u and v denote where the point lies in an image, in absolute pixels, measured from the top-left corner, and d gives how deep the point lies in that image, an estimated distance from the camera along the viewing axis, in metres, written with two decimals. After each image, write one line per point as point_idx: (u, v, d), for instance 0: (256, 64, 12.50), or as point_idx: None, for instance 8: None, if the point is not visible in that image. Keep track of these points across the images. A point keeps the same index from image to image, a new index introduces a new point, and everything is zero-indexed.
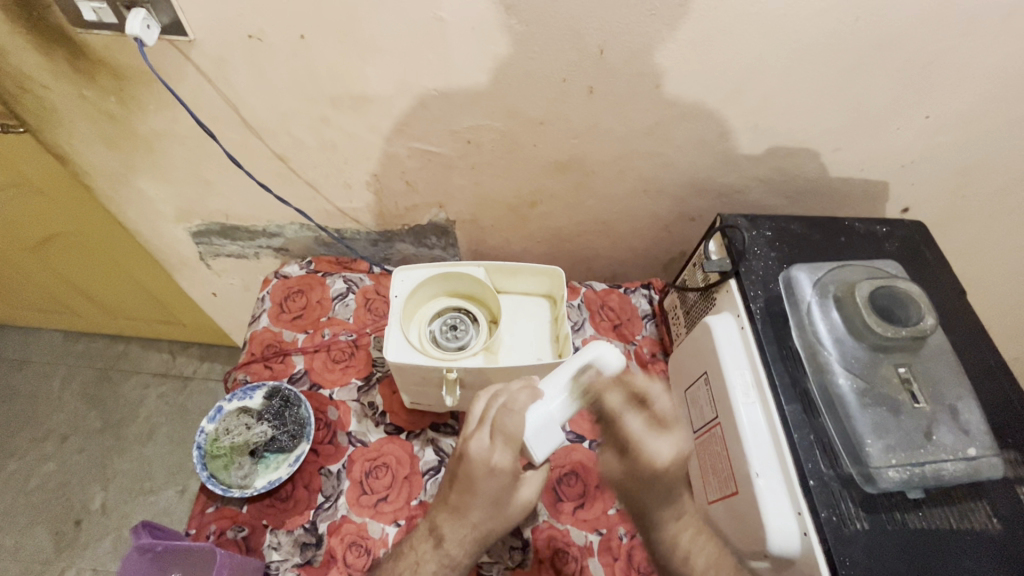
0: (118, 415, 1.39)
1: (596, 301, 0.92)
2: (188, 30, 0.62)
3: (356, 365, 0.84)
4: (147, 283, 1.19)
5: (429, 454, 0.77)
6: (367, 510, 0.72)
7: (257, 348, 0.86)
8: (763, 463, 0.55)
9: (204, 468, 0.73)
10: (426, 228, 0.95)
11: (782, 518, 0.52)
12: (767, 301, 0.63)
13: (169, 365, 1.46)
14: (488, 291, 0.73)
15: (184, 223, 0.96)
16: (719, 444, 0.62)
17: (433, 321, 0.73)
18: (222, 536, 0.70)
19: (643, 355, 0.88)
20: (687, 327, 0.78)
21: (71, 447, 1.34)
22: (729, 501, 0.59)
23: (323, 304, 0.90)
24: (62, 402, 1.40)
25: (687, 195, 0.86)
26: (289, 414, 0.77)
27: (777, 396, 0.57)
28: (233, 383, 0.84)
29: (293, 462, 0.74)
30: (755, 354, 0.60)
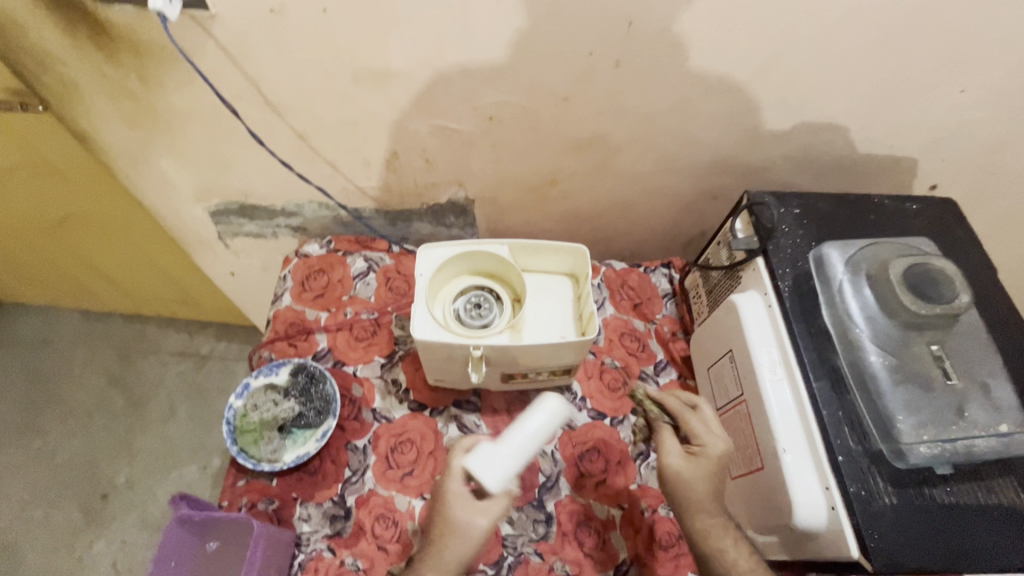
0: (140, 393, 1.41)
1: (616, 280, 0.92)
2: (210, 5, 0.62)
3: (378, 343, 0.85)
4: (165, 262, 1.19)
5: (453, 430, 0.79)
6: (393, 484, 0.74)
7: (280, 326, 0.87)
8: (790, 440, 0.55)
9: (235, 442, 0.75)
10: (444, 207, 0.95)
11: (808, 493, 0.52)
12: (795, 279, 0.62)
13: (188, 345, 1.48)
14: (512, 269, 0.73)
15: (203, 203, 0.97)
16: (743, 421, 0.63)
17: (457, 300, 0.73)
18: (253, 508, 0.72)
19: (663, 334, 0.88)
20: (709, 306, 0.78)
21: (96, 423, 1.37)
22: (754, 477, 0.60)
23: (344, 283, 0.91)
24: (85, 381, 1.42)
25: (710, 172, 0.85)
26: (315, 390, 0.78)
27: (806, 373, 0.57)
28: (258, 361, 0.85)
29: (321, 437, 0.76)
30: (782, 332, 0.60)
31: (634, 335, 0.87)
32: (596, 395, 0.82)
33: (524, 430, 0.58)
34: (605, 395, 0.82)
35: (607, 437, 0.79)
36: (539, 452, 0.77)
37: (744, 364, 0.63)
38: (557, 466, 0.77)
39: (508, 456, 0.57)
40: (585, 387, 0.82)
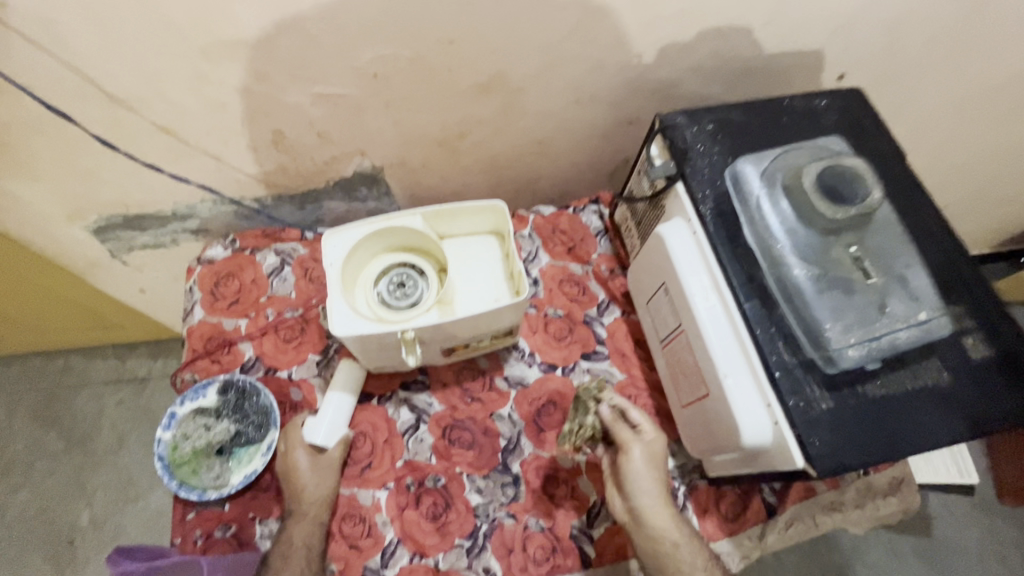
0: (81, 431, 1.31)
1: (547, 227, 0.88)
2: None
3: (309, 340, 0.80)
4: (63, 292, 1.06)
5: (405, 413, 0.76)
6: (354, 480, 0.72)
7: (198, 343, 0.80)
8: (730, 363, 0.55)
9: (172, 478, 0.70)
10: (352, 180, 0.87)
11: (752, 412, 0.53)
12: (716, 201, 0.60)
13: (121, 370, 1.36)
14: (430, 240, 0.68)
15: (79, 222, 0.85)
16: (685, 350, 0.63)
17: (379, 283, 0.68)
18: (210, 538, 0.68)
19: (602, 273, 0.86)
20: (641, 239, 0.77)
21: (40, 471, 1.27)
22: (702, 403, 0.61)
23: (259, 283, 0.84)
24: (14, 431, 1.30)
25: (622, 97, 0.80)
26: (249, 405, 0.74)
27: (736, 295, 0.56)
28: (183, 385, 0.78)
29: (267, 452, 0.72)
30: (710, 256, 0.59)
31: (573, 281, 0.85)
32: (544, 348, 0.81)
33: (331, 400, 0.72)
34: (552, 347, 0.81)
35: (561, 388, 0.78)
36: (496, 417, 0.76)
37: (678, 296, 0.62)
38: (516, 427, 0.76)
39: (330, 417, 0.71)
40: (532, 342, 0.81)
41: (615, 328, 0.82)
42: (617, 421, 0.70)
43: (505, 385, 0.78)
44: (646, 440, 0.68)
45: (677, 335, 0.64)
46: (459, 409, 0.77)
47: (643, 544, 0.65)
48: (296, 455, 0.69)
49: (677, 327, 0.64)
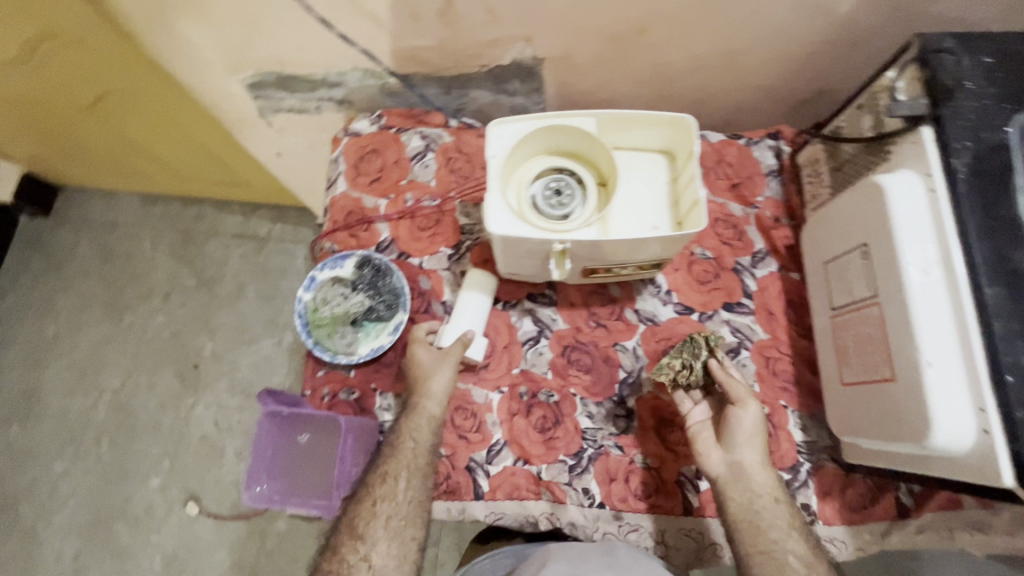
0: (209, 272, 1.43)
1: (712, 156, 0.78)
2: None
3: (442, 232, 0.79)
4: (211, 142, 1.11)
5: (527, 324, 0.75)
6: (470, 377, 0.73)
7: (339, 215, 0.81)
8: (937, 352, 0.47)
9: (309, 335, 0.73)
10: (507, 70, 0.80)
11: (952, 411, 0.46)
12: (977, 156, 0.48)
13: (245, 227, 1.45)
14: (599, 146, 0.61)
15: (237, 73, 0.85)
16: (871, 326, 0.55)
17: (534, 184, 0.63)
18: (335, 397, 0.72)
19: (764, 220, 0.76)
20: (834, 189, 0.65)
21: (175, 301, 1.41)
22: (874, 387, 0.54)
23: (400, 165, 0.82)
24: (156, 262, 1.44)
25: (852, 10, 0.65)
26: (383, 283, 0.75)
27: (974, 276, 0.46)
28: (321, 253, 0.81)
29: (394, 331, 0.74)
30: (948, 224, 0.48)
31: (729, 222, 0.76)
32: (683, 289, 0.74)
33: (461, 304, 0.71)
34: (693, 290, 0.74)
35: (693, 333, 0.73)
36: (619, 348, 0.73)
37: (885, 262, 0.52)
38: (639, 362, 0.73)
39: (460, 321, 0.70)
40: (671, 280, 0.75)
41: (767, 283, 0.74)
42: (730, 375, 0.65)
43: (634, 318, 0.74)
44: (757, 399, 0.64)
45: (867, 305, 0.55)
46: (582, 331, 0.74)
47: (735, 496, 0.61)
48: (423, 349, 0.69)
49: (867, 296, 0.55)
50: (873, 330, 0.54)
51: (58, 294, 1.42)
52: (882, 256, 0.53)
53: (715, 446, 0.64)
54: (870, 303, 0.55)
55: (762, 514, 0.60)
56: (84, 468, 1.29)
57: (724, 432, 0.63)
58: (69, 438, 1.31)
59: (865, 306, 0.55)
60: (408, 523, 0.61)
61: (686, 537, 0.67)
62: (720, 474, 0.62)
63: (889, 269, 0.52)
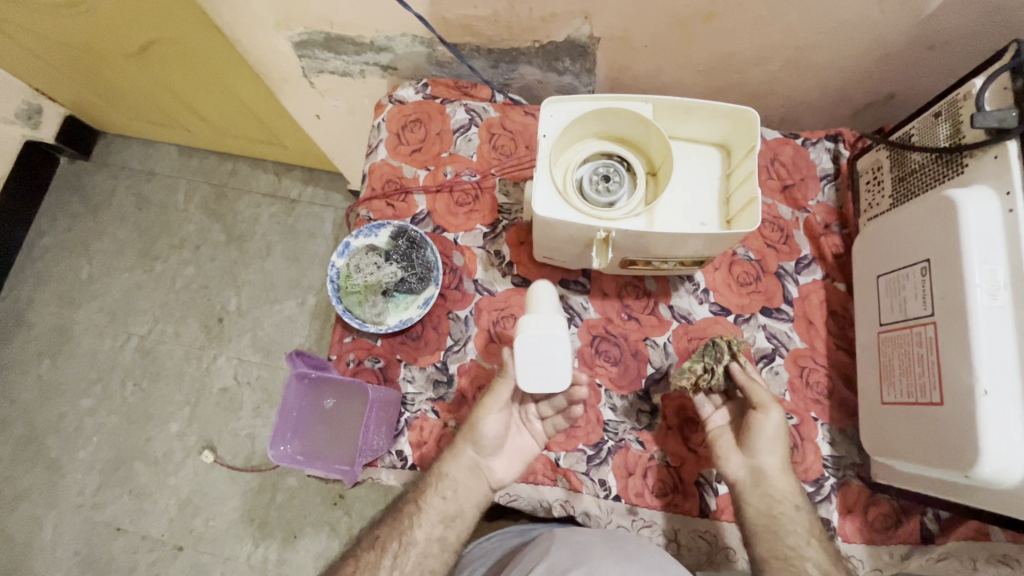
0: (239, 229, 1.44)
1: (766, 154, 0.75)
2: None
3: (480, 209, 0.78)
4: (252, 99, 1.11)
5: None
6: (495, 358, 0.72)
7: (377, 183, 0.80)
8: (995, 379, 0.45)
9: (340, 301, 0.73)
10: (560, 47, 0.78)
11: (1005, 441, 0.44)
12: None
13: (277, 187, 1.46)
14: (654, 134, 0.59)
15: (285, 30, 0.84)
16: (921, 346, 0.52)
17: (581, 168, 0.61)
18: (361, 364, 0.73)
19: (814, 225, 0.74)
20: (895, 199, 0.62)
21: (205, 254, 1.43)
22: (917, 408, 0.52)
23: (443, 137, 0.81)
24: (189, 214, 1.46)
25: (939, 9, 0.61)
26: (416, 256, 0.74)
27: None
28: (356, 220, 0.80)
29: (423, 304, 0.73)
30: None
31: (777, 224, 0.73)
32: (721, 289, 0.72)
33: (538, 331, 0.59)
34: (731, 290, 0.72)
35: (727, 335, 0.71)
36: (649, 343, 0.72)
37: (946, 281, 0.50)
38: (668, 359, 0.71)
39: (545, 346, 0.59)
40: (709, 279, 0.73)
41: (809, 291, 0.72)
42: (752, 378, 0.64)
43: (667, 314, 0.72)
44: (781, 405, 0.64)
45: (920, 323, 0.53)
46: (613, 322, 0.73)
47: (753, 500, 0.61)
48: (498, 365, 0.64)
49: (920, 315, 0.53)
50: (921, 350, 0.52)
51: (93, 238, 1.45)
52: (944, 275, 0.50)
53: (736, 449, 0.64)
54: (923, 322, 0.52)
55: (781, 520, 0.60)
56: (108, 407, 1.33)
57: (746, 437, 0.63)
58: (96, 377, 1.35)
59: (917, 325, 0.53)
60: (431, 496, 0.62)
61: (699, 539, 0.67)
62: (739, 477, 0.63)
63: (950, 289, 0.49)
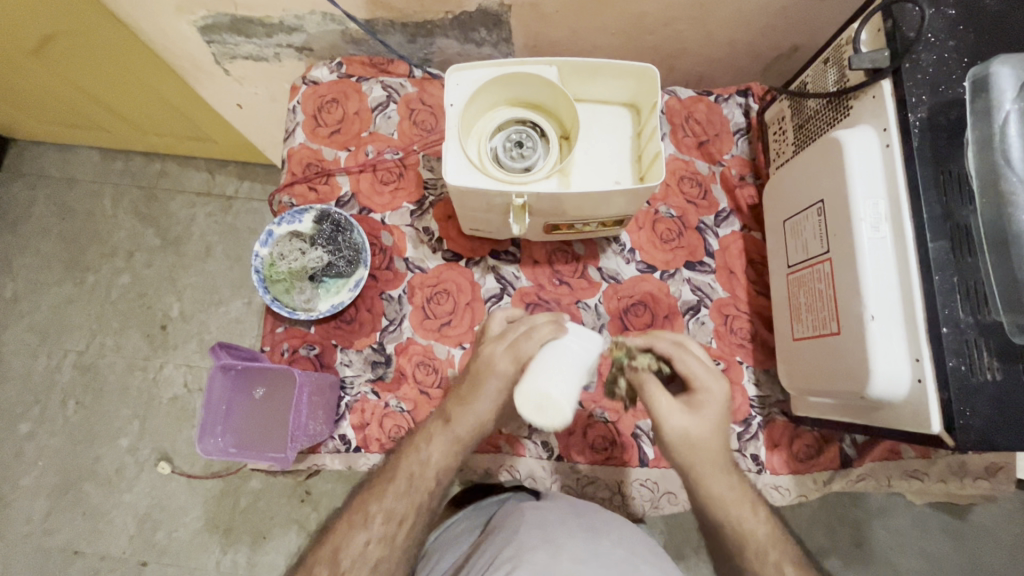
0: (175, 231, 1.38)
1: (681, 112, 0.77)
2: None
3: (405, 187, 0.77)
4: (166, 92, 1.04)
5: (490, 281, 0.74)
6: (431, 333, 0.73)
7: (297, 168, 0.78)
8: (881, 304, 0.48)
9: (266, 291, 0.71)
10: (473, 17, 0.76)
11: (891, 362, 0.47)
12: (932, 110, 0.48)
13: (211, 185, 1.40)
14: (562, 97, 0.60)
15: (186, 14, 0.79)
16: (821, 282, 0.55)
17: (494, 137, 0.61)
18: (295, 353, 0.72)
19: (730, 178, 0.76)
20: (796, 147, 0.64)
21: (140, 261, 1.36)
22: (822, 341, 0.55)
23: (362, 116, 0.79)
24: (118, 221, 1.38)
25: None
26: (342, 239, 0.72)
27: (919, 230, 0.47)
28: (279, 207, 0.78)
29: (354, 287, 0.72)
30: (899, 179, 0.49)
31: (695, 180, 0.76)
32: (646, 247, 0.74)
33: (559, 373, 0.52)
34: (656, 248, 0.74)
35: (655, 291, 0.73)
36: (581, 305, 0.73)
37: (835, 220, 0.53)
38: (600, 319, 0.73)
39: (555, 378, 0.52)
40: (635, 238, 0.75)
41: (729, 242, 0.74)
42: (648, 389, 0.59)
43: (597, 276, 0.74)
44: (683, 406, 0.58)
45: (818, 261, 0.56)
46: (545, 288, 0.74)
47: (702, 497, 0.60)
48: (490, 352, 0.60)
49: (818, 254, 0.56)
50: (826, 293, 0.55)
51: (15, 254, 1.36)
52: (834, 213, 0.53)
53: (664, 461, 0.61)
54: (820, 260, 0.56)
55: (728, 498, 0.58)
56: (51, 430, 1.27)
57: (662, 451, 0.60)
58: (35, 399, 1.28)
59: (817, 263, 0.56)
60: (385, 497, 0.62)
61: (642, 487, 0.69)
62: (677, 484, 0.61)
63: (838, 226, 0.52)
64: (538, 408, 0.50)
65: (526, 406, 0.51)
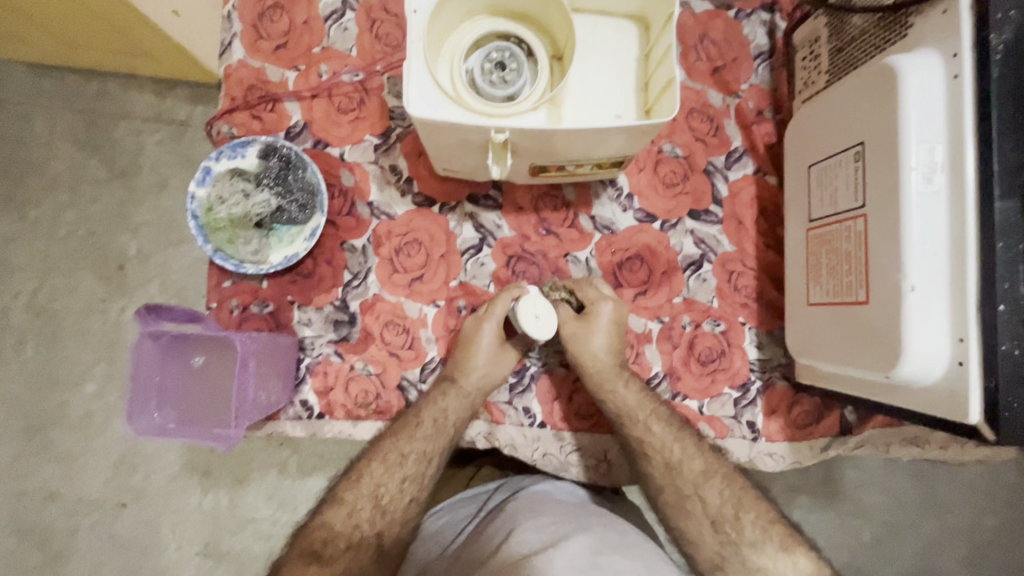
0: (123, 161, 1.07)
1: (693, 31, 0.65)
2: None
3: (367, 117, 0.65)
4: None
5: (468, 231, 0.65)
6: (401, 290, 0.64)
7: (237, 91, 0.65)
8: (923, 273, 0.41)
9: (207, 241, 0.61)
10: None
11: (929, 341, 0.41)
12: (1019, 29, 0.38)
13: (160, 107, 1.07)
14: (554, 6, 0.48)
15: None
16: (850, 242, 0.47)
17: (470, 56, 0.50)
18: (246, 311, 0.63)
19: (746, 113, 0.66)
20: (831, 76, 0.54)
21: (84, 197, 1.05)
22: (844, 312, 0.48)
23: (312, 28, 0.65)
24: (55, 146, 1.06)
25: None
26: (293, 179, 0.62)
27: (986, 185, 0.38)
28: (218, 139, 0.66)
29: (310, 237, 0.62)
30: (967, 117, 0.40)
31: (706, 114, 0.65)
32: (646, 193, 0.65)
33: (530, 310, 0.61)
34: (657, 194, 0.65)
35: (654, 244, 0.65)
36: (571, 260, 0.65)
37: (877, 166, 0.44)
38: (591, 276, 0.65)
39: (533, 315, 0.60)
40: (634, 182, 0.65)
41: (740, 188, 0.65)
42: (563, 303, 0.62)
43: (589, 226, 0.65)
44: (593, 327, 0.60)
45: (848, 216, 0.48)
46: (530, 240, 0.65)
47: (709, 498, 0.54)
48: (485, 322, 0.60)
49: (849, 208, 0.48)
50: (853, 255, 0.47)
51: None
52: (876, 160, 0.44)
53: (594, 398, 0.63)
54: (851, 216, 0.47)
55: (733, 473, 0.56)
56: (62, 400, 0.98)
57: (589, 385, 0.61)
58: None
59: (846, 219, 0.48)
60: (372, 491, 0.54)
61: None
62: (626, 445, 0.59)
63: (879, 174, 0.44)
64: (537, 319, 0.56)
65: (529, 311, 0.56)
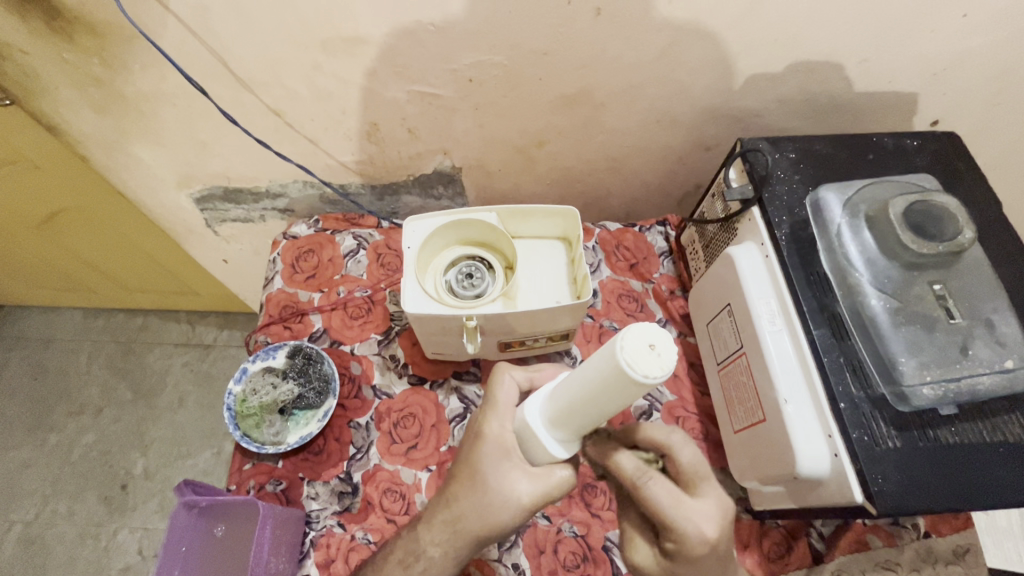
0: (148, 384, 1.40)
1: (611, 242, 0.89)
2: (175, 12, 0.60)
3: (373, 320, 0.84)
4: (149, 250, 1.14)
5: (454, 401, 0.79)
6: (399, 458, 0.74)
7: (274, 310, 0.86)
8: (791, 389, 0.55)
9: (237, 427, 0.74)
10: (432, 178, 0.88)
11: (812, 441, 0.52)
12: (792, 227, 0.60)
13: (190, 335, 1.46)
14: (502, 236, 0.71)
15: (185, 189, 0.91)
16: (743, 374, 0.62)
17: (448, 272, 0.71)
18: (261, 490, 0.72)
19: (661, 293, 0.86)
20: (706, 261, 0.76)
21: (107, 418, 1.36)
22: (755, 429, 0.60)
23: (334, 262, 0.89)
24: (91, 376, 1.41)
25: (702, 126, 0.79)
26: (313, 371, 0.78)
27: (805, 321, 0.56)
28: (255, 346, 0.84)
29: (322, 417, 0.75)
30: (781, 281, 0.58)
31: (631, 296, 0.85)
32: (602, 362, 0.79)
33: (573, 387, 0.41)
34: None
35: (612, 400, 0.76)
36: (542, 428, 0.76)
37: (692, 465, 0.52)
38: None
39: (570, 401, 0.42)
40: (584, 351, 0.81)
41: None
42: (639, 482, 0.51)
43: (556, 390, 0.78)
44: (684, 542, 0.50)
45: (674, 531, 0.49)
46: None
47: None
48: (492, 422, 0.53)
49: (675, 528, 0.49)
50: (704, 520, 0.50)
51: None
52: (693, 474, 0.52)
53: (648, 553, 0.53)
54: (673, 530, 0.49)
55: None
56: None
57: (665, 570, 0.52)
58: None
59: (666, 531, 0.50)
60: None
61: None
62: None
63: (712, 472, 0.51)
64: (662, 353, 0.34)
65: (636, 339, 0.35)
